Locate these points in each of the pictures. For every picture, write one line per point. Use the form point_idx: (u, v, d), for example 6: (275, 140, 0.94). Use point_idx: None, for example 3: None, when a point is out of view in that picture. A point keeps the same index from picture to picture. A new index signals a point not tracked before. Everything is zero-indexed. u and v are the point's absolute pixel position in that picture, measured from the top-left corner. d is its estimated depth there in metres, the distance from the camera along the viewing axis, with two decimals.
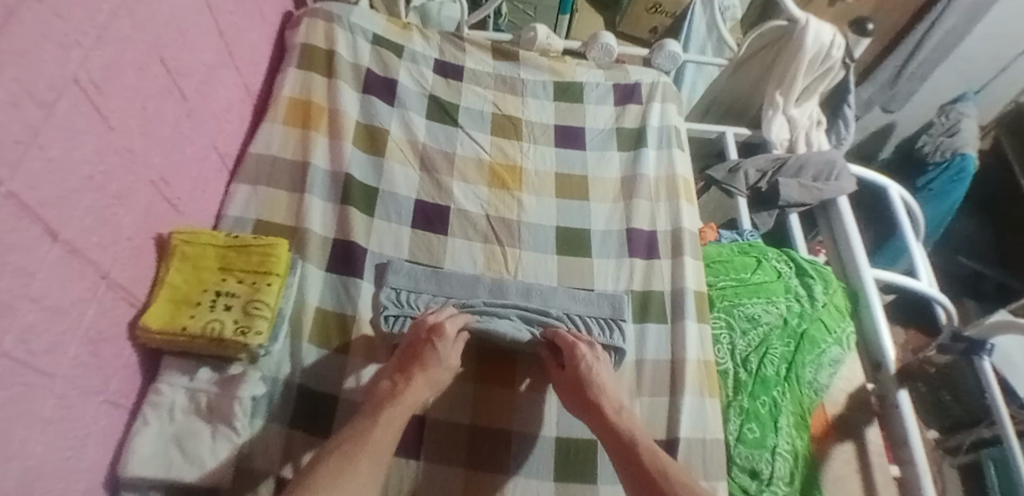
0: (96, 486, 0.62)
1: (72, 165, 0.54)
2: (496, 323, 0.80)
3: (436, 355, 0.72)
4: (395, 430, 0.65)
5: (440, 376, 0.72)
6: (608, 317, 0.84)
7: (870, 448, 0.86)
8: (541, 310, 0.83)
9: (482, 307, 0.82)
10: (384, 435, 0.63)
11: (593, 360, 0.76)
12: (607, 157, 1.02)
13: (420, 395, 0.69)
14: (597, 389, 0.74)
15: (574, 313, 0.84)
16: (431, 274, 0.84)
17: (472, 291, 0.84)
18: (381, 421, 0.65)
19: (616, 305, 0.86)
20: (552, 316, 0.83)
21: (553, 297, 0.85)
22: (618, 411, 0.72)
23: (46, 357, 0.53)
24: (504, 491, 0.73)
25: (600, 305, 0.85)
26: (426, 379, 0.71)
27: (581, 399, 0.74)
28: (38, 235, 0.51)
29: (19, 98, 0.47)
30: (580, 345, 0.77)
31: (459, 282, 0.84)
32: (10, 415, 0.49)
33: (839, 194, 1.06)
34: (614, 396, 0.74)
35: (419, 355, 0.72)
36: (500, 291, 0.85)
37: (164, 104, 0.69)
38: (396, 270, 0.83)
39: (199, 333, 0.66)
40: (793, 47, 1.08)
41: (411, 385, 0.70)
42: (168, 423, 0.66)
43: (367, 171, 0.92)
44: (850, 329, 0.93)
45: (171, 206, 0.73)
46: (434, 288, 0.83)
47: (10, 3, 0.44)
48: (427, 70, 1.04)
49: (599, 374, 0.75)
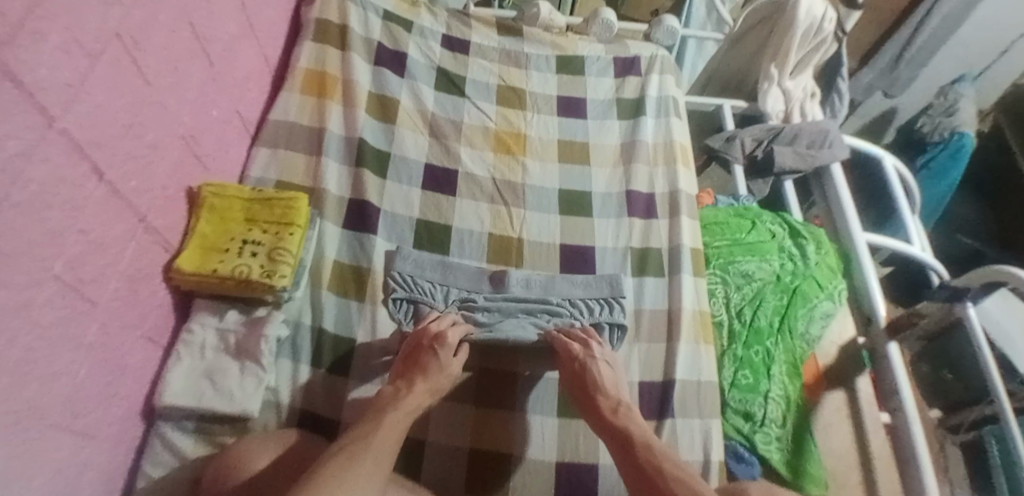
0: (133, 413, 0.68)
1: (114, 112, 0.59)
2: (499, 319, 0.83)
3: (438, 366, 0.73)
4: (396, 434, 0.64)
5: (440, 383, 0.72)
6: (607, 296, 0.86)
7: (860, 396, 0.91)
8: (541, 300, 0.85)
9: (483, 302, 0.84)
10: (384, 443, 0.62)
11: (589, 358, 0.77)
12: (607, 126, 1.07)
13: (420, 402, 0.70)
14: (595, 390, 0.74)
15: (577, 299, 0.86)
16: (437, 264, 0.86)
17: (475, 285, 0.86)
18: (383, 426, 0.64)
19: (614, 284, 0.87)
20: (553, 304, 0.85)
21: (553, 286, 0.87)
22: (614, 410, 0.72)
23: (90, 287, 0.58)
24: (514, 425, 0.79)
25: (599, 285, 0.87)
26: (427, 388, 0.71)
27: (583, 399, 0.75)
28: (86, 173, 0.56)
29: (70, 46, 0.51)
30: (574, 344, 0.78)
31: (464, 274, 0.86)
32: (59, 334, 0.54)
33: (832, 161, 1.10)
34: (613, 395, 0.74)
35: (419, 363, 0.73)
36: (502, 283, 0.85)
37: (191, 66, 0.74)
38: (404, 256, 0.85)
39: (228, 275, 0.71)
40: (784, 23, 1.12)
41: (412, 390, 0.70)
42: (199, 359, 0.72)
43: (379, 137, 0.97)
44: (842, 287, 0.96)
45: (199, 161, 0.78)
46: (439, 277, 0.86)
47: None
48: (435, 44, 1.09)
49: (594, 373, 0.75)
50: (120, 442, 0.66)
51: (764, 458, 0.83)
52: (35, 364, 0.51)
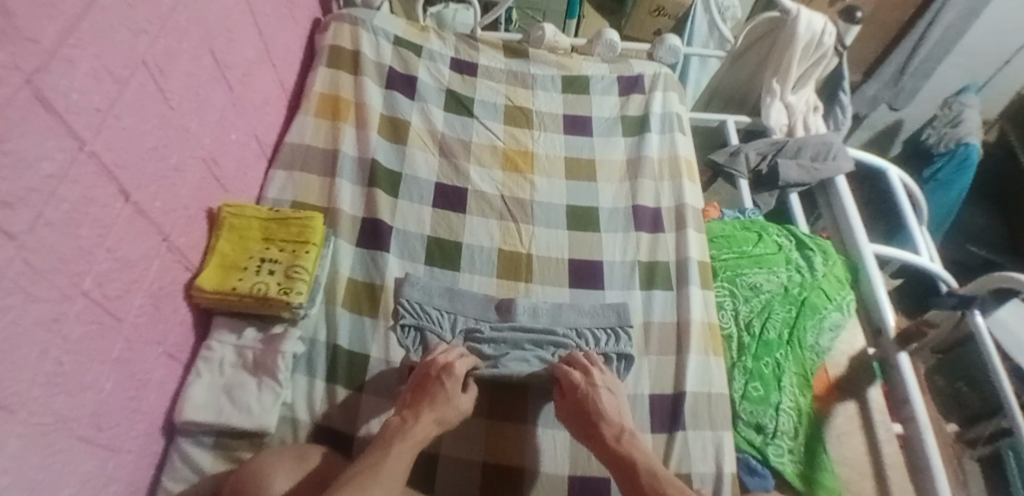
0: (154, 429, 0.69)
1: (141, 135, 0.62)
2: (505, 349, 0.83)
3: (446, 396, 0.73)
4: (406, 464, 0.66)
5: (448, 414, 0.73)
6: (614, 325, 0.87)
7: (871, 406, 0.91)
8: (548, 330, 0.85)
9: (490, 332, 0.84)
10: (396, 468, 0.64)
11: (591, 388, 0.76)
12: (613, 142, 1.10)
13: (428, 432, 0.70)
14: (598, 417, 0.74)
15: (584, 328, 0.86)
16: (445, 291, 0.87)
17: (483, 312, 0.87)
18: (393, 453, 0.66)
19: (622, 312, 0.88)
20: (559, 334, 0.85)
21: (559, 314, 0.87)
22: (617, 438, 0.72)
23: (116, 303, 0.60)
24: (527, 441, 0.79)
25: (605, 314, 0.88)
26: (434, 417, 0.71)
27: (585, 428, 0.74)
28: (113, 193, 0.58)
29: (100, 73, 0.54)
30: (575, 373, 0.78)
31: (472, 302, 0.87)
32: (87, 348, 0.56)
33: (836, 173, 1.11)
34: (617, 421, 0.74)
35: (428, 392, 0.73)
36: (509, 312, 0.87)
37: (212, 92, 0.78)
38: (413, 283, 0.86)
39: (247, 292, 0.74)
40: (785, 38, 1.15)
41: (419, 420, 0.71)
42: (218, 375, 0.74)
43: (391, 157, 1.00)
44: (850, 297, 0.97)
45: (219, 183, 0.81)
46: (447, 304, 0.86)
47: (70, 24, 0.50)
48: (444, 67, 1.13)
49: (598, 403, 0.75)
50: (142, 456, 0.67)
51: (777, 469, 0.83)
52: (63, 377, 0.53)
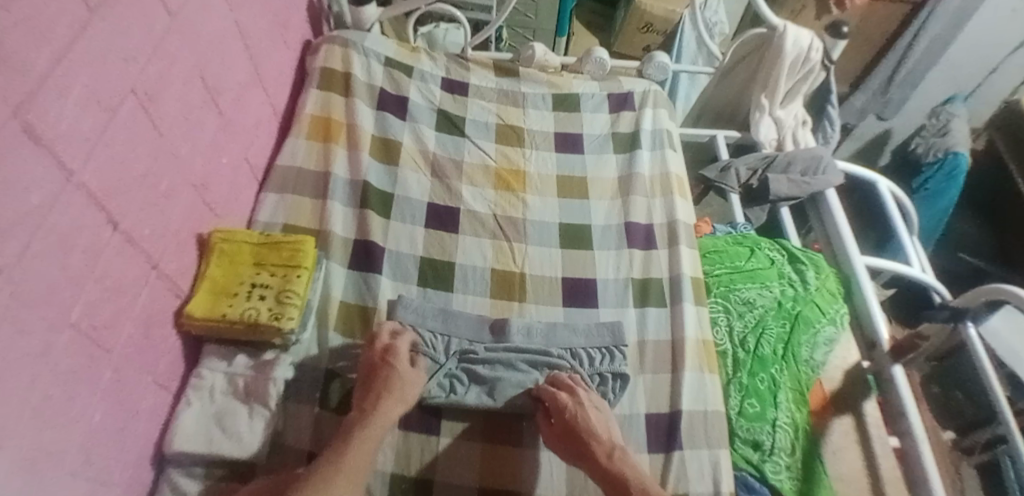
0: (144, 459, 0.68)
1: (130, 163, 0.62)
2: (500, 370, 0.82)
3: (395, 374, 0.74)
4: (368, 450, 0.66)
5: (404, 391, 0.73)
6: (609, 345, 0.86)
7: (869, 422, 0.91)
8: (543, 351, 0.85)
9: (484, 353, 0.83)
10: (358, 457, 0.65)
11: (578, 406, 0.76)
12: (604, 159, 1.10)
13: (389, 413, 0.71)
14: (587, 436, 0.73)
15: (579, 348, 0.86)
16: (438, 312, 0.86)
17: (477, 334, 0.86)
18: (354, 445, 0.66)
19: (616, 332, 0.87)
20: (554, 356, 0.85)
21: (554, 335, 0.87)
22: (609, 456, 0.72)
23: (104, 333, 0.59)
24: (523, 464, 0.79)
25: (601, 334, 0.87)
26: (393, 397, 0.72)
27: (574, 448, 0.74)
28: (101, 222, 0.58)
29: (89, 102, 0.54)
30: (561, 393, 0.78)
31: (466, 323, 0.86)
32: (75, 380, 0.55)
33: (826, 187, 1.12)
34: (607, 439, 0.74)
35: (377, 375, 0.74)
36: (503, 332, 0.86)
37: (202, 116, 0.78)
38: (405, 305, 0.85)
39: (237, 318, 0.73)
40: (773, 53, 1.17)
41: (378, 403, 0.71)
42: (208, 403, 0.73)
43: (383, 178, 1.00)
44: (843, 310, 0.97)
45: (209, 208, 0.81)
46: (441, 326, 0.85)
47: (60, 54, 0.50)
48: (435, 87, 1.13)
49: (588, 421, 0.74)
50: (131, 487, 0.66)
51: (775, 487, 0.82)
52: (51, 410, 0.52)
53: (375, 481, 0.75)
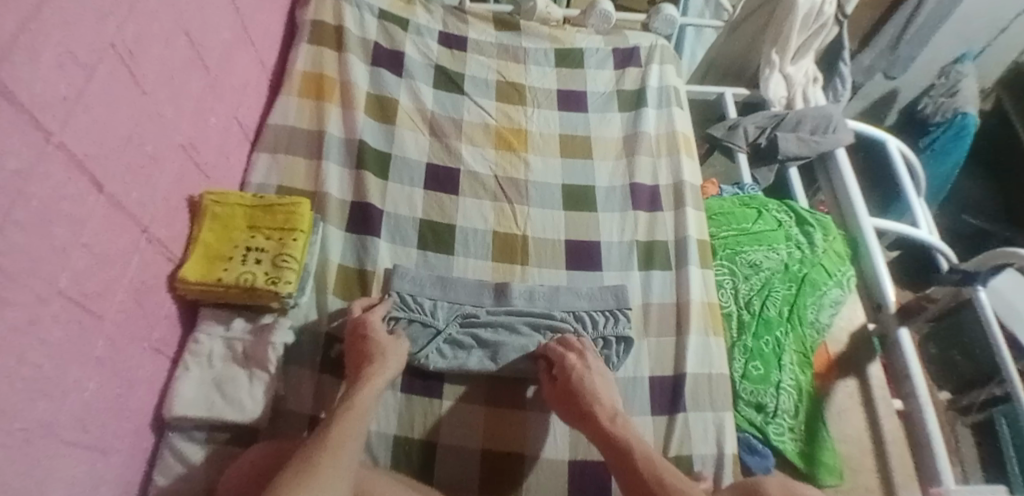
0: (144, 425, 0.67)
1: (112, 123, 0.58)
2: (503, 334, 0.81)
3: (376, 347, 0.73)
4: (354, 419, 0.63)
5: (388, 359, 0.72)
6: (612, 307, 0.84)
7: (871, 383, 0.91)
8: (546, 314, 0.84)
9: (486, 317, 0.82)
10: (343, 424, 0.62)
11: (585, 369, 0.75)
12: (608, 118, 1.06)
13: (376, 383, 0.69)
14: (590, 397, 0.73)
15: (583, 312, 0.84)
16: (436, 280, 0.84)
17: (477, 298, 0.84)
18: (340, 419, 0.63)
19: (619, 294, 0.85)
20: (557, 318, 0.84)
21: (557, 298, 0.85)
22: (612, 420, 0.70)
23: (95, 301, 0.57)
24: (528, 426, 0.79)
25: (604, 297, 0.85)
26: (377, 365, 0.71)
27: (574, 408, 0.73)
28: (86, 186, 0.55)
29: (67, 61, 0.51)
30: (570, 354, 0.77)
31: (465, 288, 0.84)
32: (67, 351, 0.53)
33: (836, 146, 1.08)
34: (609, 403, 0.73)
35: (360, 351, 0.73)
36: (505, 295, 0.84)
37: (188, 73, 0.73)
38: (402, 274, 0.83)
39: (233, 283, 0.71)
40: (785, 6, 1.11)
41: (365, 378, 0.69)
42: (207, 369, 0.72)
43: (379, 139, 0.96)
44: (850, 273, 0.95)
45: (199, 170, 0.78)
46: (439, 293, 0.83)
47: (31, 6, 0.46)
48: (432, 42, 1.08)
49: (592, 382, 0.74)
50: (133, 453, 0.66)
51: (778, 448, 0.83)
52: (45, 380, 0.50)
53: (377, 443, 0.74)
